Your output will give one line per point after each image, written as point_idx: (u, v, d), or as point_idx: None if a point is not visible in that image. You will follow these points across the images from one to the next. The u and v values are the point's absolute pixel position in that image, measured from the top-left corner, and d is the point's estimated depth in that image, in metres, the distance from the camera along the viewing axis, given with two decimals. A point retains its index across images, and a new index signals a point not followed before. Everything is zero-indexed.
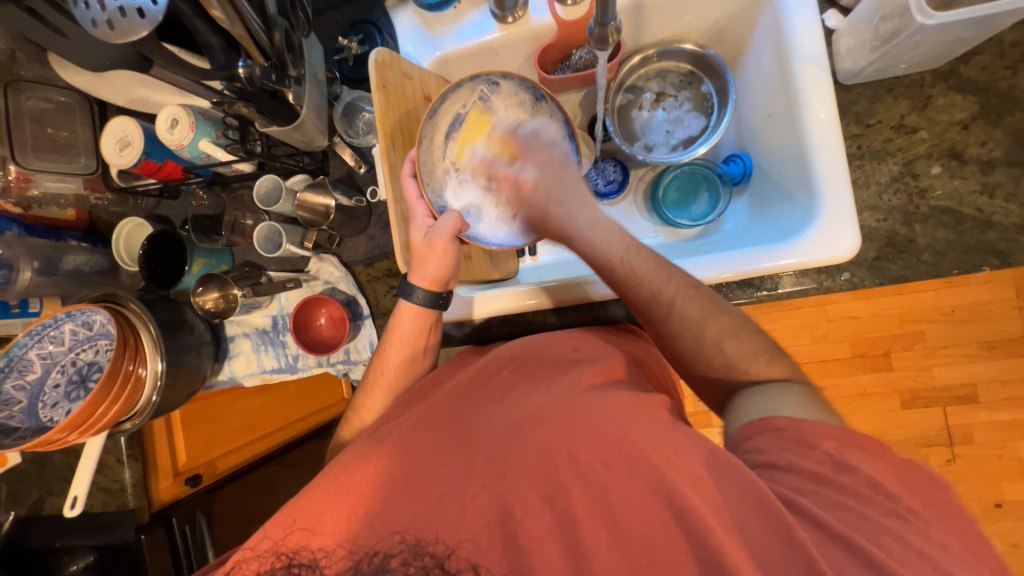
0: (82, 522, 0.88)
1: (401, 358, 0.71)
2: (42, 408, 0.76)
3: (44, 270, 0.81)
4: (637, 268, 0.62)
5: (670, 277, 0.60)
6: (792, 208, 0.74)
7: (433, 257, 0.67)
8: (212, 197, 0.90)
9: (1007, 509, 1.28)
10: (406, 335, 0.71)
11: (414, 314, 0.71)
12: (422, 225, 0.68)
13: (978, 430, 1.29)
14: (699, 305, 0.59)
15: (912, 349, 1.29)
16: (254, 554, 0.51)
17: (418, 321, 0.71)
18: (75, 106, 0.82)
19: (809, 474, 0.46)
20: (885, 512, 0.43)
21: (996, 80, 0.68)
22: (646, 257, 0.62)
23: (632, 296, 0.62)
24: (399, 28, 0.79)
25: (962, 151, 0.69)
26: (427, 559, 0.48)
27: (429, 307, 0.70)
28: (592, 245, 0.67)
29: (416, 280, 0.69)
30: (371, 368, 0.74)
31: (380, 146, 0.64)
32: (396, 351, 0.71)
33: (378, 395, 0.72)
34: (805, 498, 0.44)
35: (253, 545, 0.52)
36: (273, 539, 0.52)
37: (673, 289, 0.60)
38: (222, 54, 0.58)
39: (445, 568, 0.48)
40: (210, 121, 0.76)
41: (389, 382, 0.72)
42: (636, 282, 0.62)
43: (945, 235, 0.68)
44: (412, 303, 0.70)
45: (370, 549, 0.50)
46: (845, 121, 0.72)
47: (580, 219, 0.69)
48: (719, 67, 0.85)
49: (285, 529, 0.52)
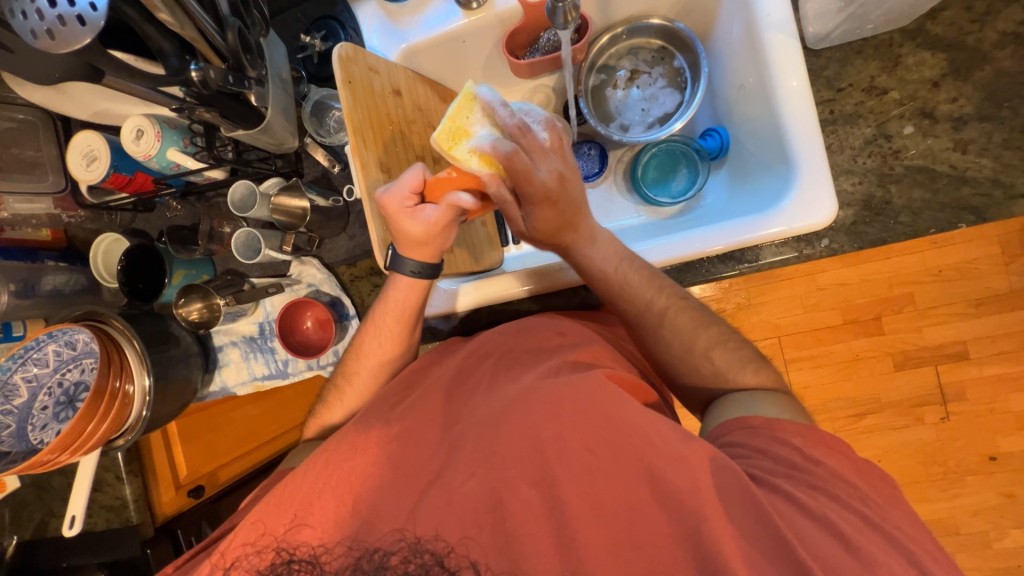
0: (88, 541, 0.89)
1: (393, 330, 0.70)
2: (31, 431, 0.76)
3: (22, 293, 0.79)
4: (630, 279, 0.64)
5: (661, 289, 0.64)
6: (769, 177, 0.74)
7: (439, 237, 0.63)
8: (186, 207, 0.88)
9: (1002, 461, 1.31)
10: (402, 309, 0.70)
11: (405, 288, 0.68)
12: (414, 215, 0.60)
13: (970, 386, 1.31)
14: (688, 317, 0.64)
15: (901, 312, 1.30)
16: (254, 549, 0.52)
17: (419, 295, 0.69)
18: (38, 124, 0.80)
19: (785, 461, 0.51)
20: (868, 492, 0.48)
21: (964, 35, 0.68)
22: (637, 267, 0.65)
23: (624, 305, 0.65)
24: (364, 23, 0.79)
25: (934, 109, 0.69)
26: (427, 557, 0.49)
27: (423, 277, 0.67)
28: (586, 259, 0.66)
29: (404, 251, 0.65)
30: (365, 337, 0.72)
31: (352, 145, 0.61)
32: (386, 329, 0.70)
33: (371, 365, 0.72)
34: (816, 485, 0.49)
35: (252, 541, 0.52)
36: (273, 534, 0.52)
37: (636, 282, 0.64)
38: (176, 57, 0.57)
39: (445, 565, 0.49)
40: (177, 129, 0.75)
41: (379, 355, 0.72)
42: (628, 293, 0.64)
43: (921, 195, 0.68)
44: (403, 275, 0.67)
45: (370, 546, 0.50)
46: (816, 86, 0.72)
47: (581, 237, 0.65)
48: (690, 41, 0.84)
49: (283, 525, 0.52)
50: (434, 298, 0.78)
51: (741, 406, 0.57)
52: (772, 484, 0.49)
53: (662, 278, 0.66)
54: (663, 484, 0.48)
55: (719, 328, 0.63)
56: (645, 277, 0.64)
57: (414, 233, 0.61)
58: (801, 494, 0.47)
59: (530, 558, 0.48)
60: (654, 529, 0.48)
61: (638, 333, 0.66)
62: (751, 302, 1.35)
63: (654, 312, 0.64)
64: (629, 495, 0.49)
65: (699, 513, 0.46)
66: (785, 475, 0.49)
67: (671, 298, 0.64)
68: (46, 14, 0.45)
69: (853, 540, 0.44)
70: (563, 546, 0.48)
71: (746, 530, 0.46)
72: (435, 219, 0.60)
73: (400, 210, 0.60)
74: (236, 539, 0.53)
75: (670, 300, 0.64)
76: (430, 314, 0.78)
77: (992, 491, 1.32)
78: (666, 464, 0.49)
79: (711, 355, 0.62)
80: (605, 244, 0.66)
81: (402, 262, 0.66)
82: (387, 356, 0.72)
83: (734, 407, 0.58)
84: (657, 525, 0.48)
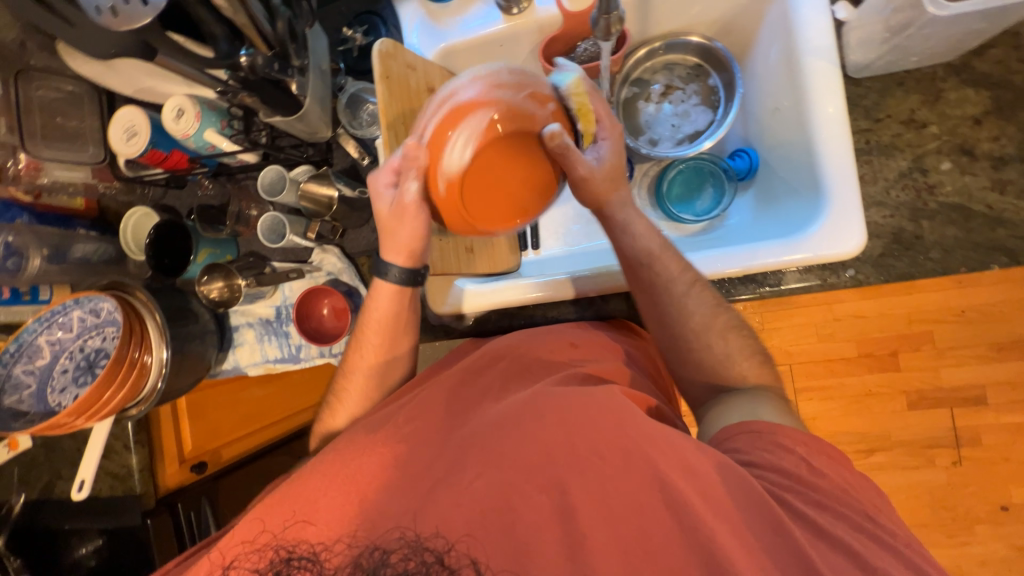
0: (92, 506, 0.90)
1: (378, 340, 0.71)
2: (50, 393, 0.78)
3: (53, 258, 0.82)
4: (655, 251, 0.65)
5: (683, 266, 0.65)
6: (798, 202, 0.73)
7: (408, 226, 0.63)
8: (217, 187, 0.90)
9: (1013, 512, 1.27)
10: (382, 318, 0.70)
11: (391, 294, 0.69)
12: (387, 195, 0.64)
13: (986, 432, 1.27)
14: (707, 297, 0.64)
15: (920, 350, 1.27)
16: (254, 548, 0.51)
17: (393, 302, 0.69)
18: (84, 96, 0.83)
19: (806, 495, 0.49)
20: (887, 532, 0.47)
21: (1010, 74, 0.67)
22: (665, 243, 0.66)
23: (645, 275, 0.65)
24: (405, 20, 0.80)
25: (974, 147, 0.67)
26: (426, 556, 0.47)
27: (406, 284, 0.68)
28: (616, 227, 0.66)
29: (388, 258, 0.67)
30: (351, 354, 0.73)
31: (382, 139, 0.62)
32: (373, 331, 0.70)
33: (371, 372, 0.72)
34: (835, 521, 0.47)
35: (252, 539, 0.52)
36: (272, 532, 0.52)
37: (660, 258, 0.65)
38: (226, 42, 0.59)
39: (446, 565, 0.46)
40: (216, 111, 0.77)
41: (367, 366, 0.72)
42: (653, 264, 0.65)
43: (954, 233, 0.67)
44: (387, 282, 0.68)
45: (370, 545, 0.48)
46: (854, 115, 0.71)
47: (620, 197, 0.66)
48: (726, 60, 0.84)
49: (284, 523, 0.52)
50: (451, 296, 0.79)
51: (747, 409, 0.57)
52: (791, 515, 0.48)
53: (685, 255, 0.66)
54: (679, 505, 0.47)
55: (732, 315, 0.64)
56: (669, 249, 0.65)
57: (383, 216, 0.64)
58: (812, 522, 0.47)
59: (540, 568, 0.47)
60: (664, 548, 0.47)
61: (654, 308, 0.65)
62: (765, 327, 1.33)
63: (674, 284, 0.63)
64: (637, 508, 0.49)
65: (708, 531, 0.46)
66: (798, 501, 0.49)
67: (692, 277, 0.65)
68: None
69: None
70: (569, 557, 0.48)
71: (758, 556, 0.45)
72: (397, 203, 0.62)
73: (375, 194, 0.64)
74: (235, 537, 0.52)
75: (690, 279, 0.65)
76: (443, 310, 0.78)
77: (1001, 544, 1.28)
78: (676, 479, 0.49)
79: (726, 336, 0.63)
80: (632, 227, 0.66)
81: (388, 269, 0.68)
82: (375, 368, 0.72)
83: (739, 411, 0.57)
84: (671, 547, 0.47)
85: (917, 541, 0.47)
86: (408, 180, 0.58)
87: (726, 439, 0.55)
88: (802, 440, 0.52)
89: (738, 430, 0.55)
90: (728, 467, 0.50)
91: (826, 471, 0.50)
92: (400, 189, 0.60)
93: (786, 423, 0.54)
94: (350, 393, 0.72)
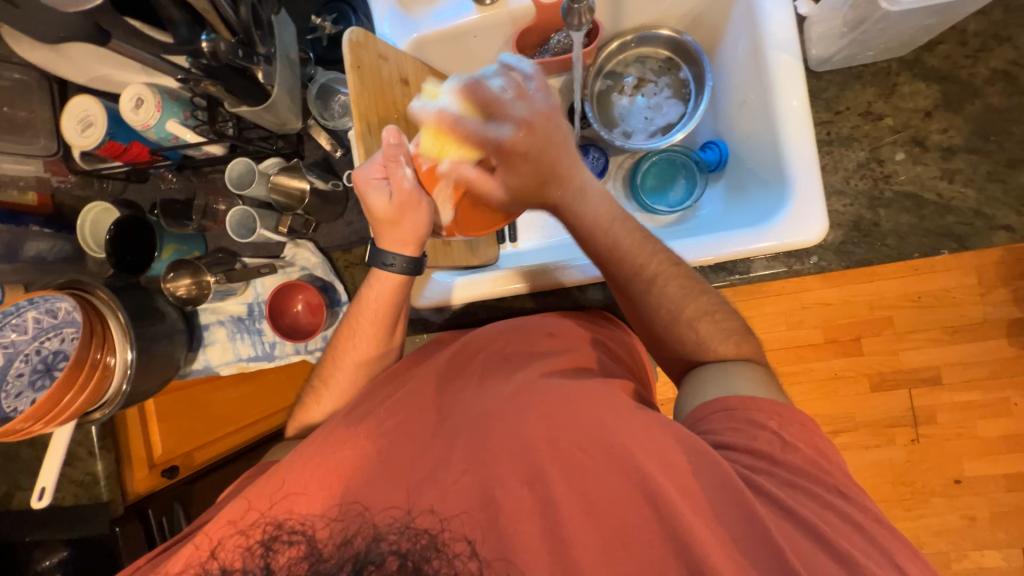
0: (57, 515, 0.86)
1: (372, 330, 0.69)
2: (4, 398, 0.73)
3: (5, 257, 0.78)
4: (622, 242, 0.64)
5: (653, 253, 0.64)
6: (764, 192, 0.76)
7: (411, 217, 0.64)
8: (181, 181, 0.86)
9: (965, 484, 1.35)
10: (378, 310, 0.69)
11: (392, 284, 0.68)
12: (380, 188, 0.62)
13: (940, 410, 1.35)
14: (679, 284, 0.63)
15: (880, 335, 1.33)
16: (235, 531, 0.52)
17: (392, 295, 0.68)
18: (33, 85, 0.78)
19: (773, 472, 0.51)
20: (848, 504, 0.50)
21: (958, 69, 0.70)
22: (631, 230, 0.64)
23: (613, 270, 0.64)
24: (376, 10, 0.78)
25: (925, 138, 0.71)
26: (422, 536, 0.49)
27: (409, 273, 0.67)
28: (579, 218, 0.64)
29: (384, 245, 0.66)
30: (341, 343, 0.72)
31: (355, 130, 0.60)
32: (368, 326, 0.69)
33: (348, 368, 0.71)
34: (799, 495, 0.50)
35: (232, 525, 0.53)
36: (258, 511, 0.53)
37: (642, 245, 0.64)
38: (186, 28, 0.57)
39: (440, 543, 0.49)
40: (178, 101, 0.73)
41: (358, 356, 0.71)
42: (619, 257, 0.64)
43: (908, 220, 0.71)
44: (392, 273, 0.67)
45: (367, 523, 0.51)
46: (815, 108, 0.74)
47: (569, 193, 0.64)
48: (696, 53, 0.86)
49: (267, 506, 0.53)
50: (428, 289, 0.78)
51: (722, 384, 0.58)
52: (759, 492, 0.50)
53: (656, 242, 0.65)
54: (653, 485, 0.49)
55: (709, 296, 0.63)
56: (637, 238, 0.64)
57: (381, 210, 0.63)
58: (778, 497, 0.49)
59: (521, 552, 0.48)
60: (639, 527, 0.49)
61: (628, 301, 0.65)
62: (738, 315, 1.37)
63: (651, 271, 0.63)
64: (614, 490, 0.50)
65: (682, 510, 0.48)
66: (765, 476, 0.51)
67: (663, 264, 0.64)
68: None
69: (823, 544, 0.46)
70: (551, 542, 0.49)
71: (728, 531, 0.47)
72: (395, 193, 0.62)
73: (367, 187, 0.62)
74: (222, 519, 0.53)
75: (673, 265, 0.64)
76: (420, 304, 0.78)
77: (955, 514, 1.36)
78: (651, 460, 0.50)
79: (696, 325, 0.62)
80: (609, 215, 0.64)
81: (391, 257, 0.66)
82: (361, 358, 0.71)
83: (715, 387, 0.58)
84: (646, 526, 0.49)
85: (875, 511, 0.50)
86: (402, 167, 0.61)
87: (699, 421, 0.57)
88: (775, 413, 0.54)
89: (713, 409, 0.56)
90: (704, 450, 0.50)
91: (792, 448, 0.52)
92: (395, 178, 0.61)
93: (762, 396, 0.56)
94: (337, 380, 0.71)
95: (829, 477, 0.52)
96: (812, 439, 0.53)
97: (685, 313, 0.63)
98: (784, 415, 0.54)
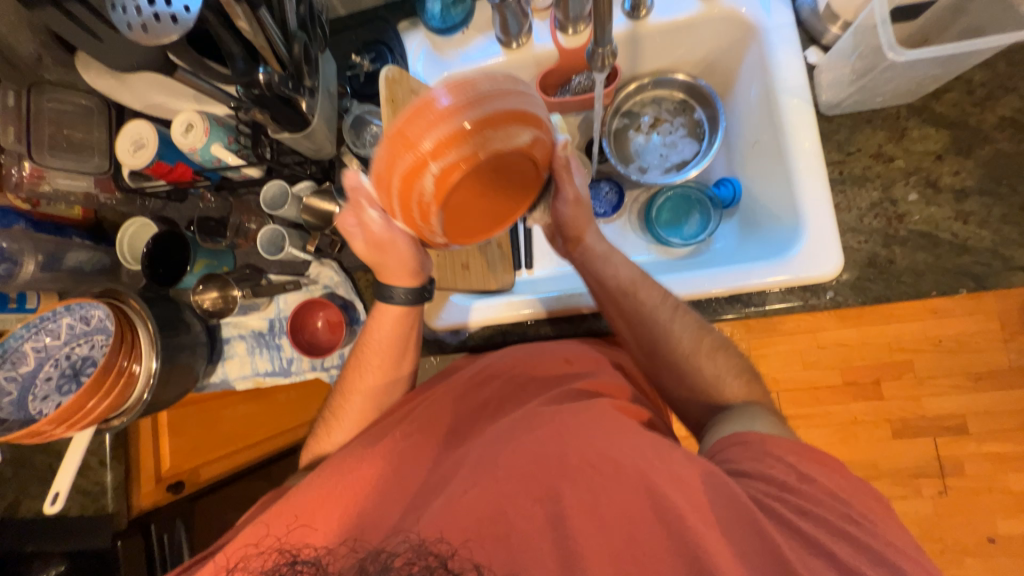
0: (60, 526, 0.84)
1: (378, 362, 0.70)
2: (32, 401, 0.76)
3: (47, 265, 0.83)
4: (636, 279, 0.70)
5: (664, 295, 0.70)
6: (779, 228, 0.78)
7: (389, 258, 0.67)
8: (219, 200, 0.91)
9: (1000, 543, 1.28)
10: (384, 339, 0.70)
11: (395, 317, 0.70)
12: (355, 234, 0.65)
13: (969, 461, 1.29)
14: (693, 322, 0.67)
15: (902, 379, 1.30)
16: (257, 551, 0.51)
17: (397, 324, 0.70)
18: (94, 110, 0.85)
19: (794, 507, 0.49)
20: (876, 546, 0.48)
21: (966, 116, 0.73)
22: (643, 273, 0.71)
23: (626, 305, 0.69)
24: (410, 49, 0.85)
25: (937, 180, 0.72)
26: (430, 559, 0.47)
27: (413, 302, 0.70)
28: (593, 257, 0.72)
29: (393, 281, 0.69)
30: (349, 375, 0.73)
31: (382, 117, 0.63)
32: (374, 353, 0.70)
33: (358, 399, 0.71)
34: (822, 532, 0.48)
35: (256, 541, 0.52)
36: (277, 536, 0.52)
37: (640, 286, 0.69)
38: (243, 62, 0.62)
39: (448, 568, 0.47)
40: (224, 127, 0.79)
41: (365, 388, 0.71)
42: (633, 294, 0.69)
43: (924, 258, 0.71)
44: (394, 305, 0.69)
45: (371, 549, 0.49)
46: (827, 148, 0.76)
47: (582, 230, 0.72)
48: (710, 96, 0.91)
49: (285, 526, 0.53)
50: (447, 311, 0.79)
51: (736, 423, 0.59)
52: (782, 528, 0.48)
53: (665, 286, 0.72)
54: (669, 514, 0.48)
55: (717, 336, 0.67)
56: (648, 281, 0.70)
57: (359, 253, 0.67)
58: (800, 528, 0.48)
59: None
60: (656, 560, 0.47)
61: (642, 341, 0.68)
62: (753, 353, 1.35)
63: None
64: (631, 516, 0.49)
65: (700, 537, 0.47)
66: (786, 508, 0.49)
67: (675, 303, 0.70)
68: (142, 10, 0.50)
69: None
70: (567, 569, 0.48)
71: (750, 564, 0.46)
72: (367, 236, 0.65)
73: (346, 232, 0.66)
74: (239, 539, 0.52)
75: (672, 306, 0.68)
76: (437, 324, 0.79)
77: None
78: (668, 486, 0.49)
79: (714, 356, 0.66)
80: (612, 258, 0.71)
81: (394, 291, 0.69)
82: (373, 388, 0.71)
83: (738, 424, 0.58)
84: (664, 560, 0.47)
85: (905, 550, 0.48)
86: (367, 210, 0.63)
87: (717, 448, 0.56)
88: (789, 447, 0.54)
89: (731, 442, 0.56)
90: (713, 474, 0.50)
91: (813, 478, 0.51)
92: (365, 222, 0.64)
93: (777, 432, 0.56)
94: (347, 412, 0.71)
95: (857, 519, 0.49)
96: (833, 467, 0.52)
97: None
98: (800, 447, 0.54)
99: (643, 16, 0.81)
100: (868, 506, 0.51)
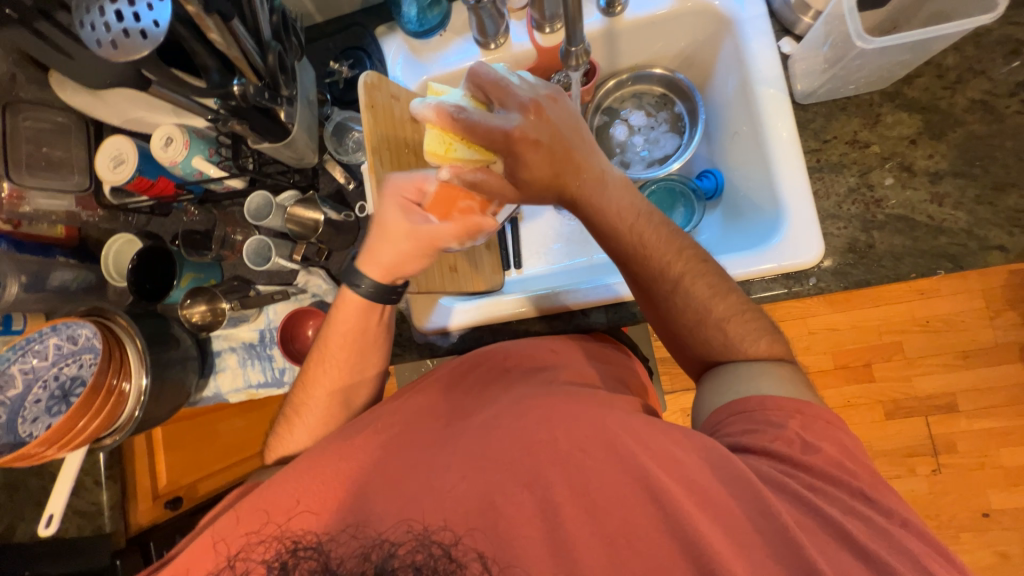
0: (57, 547, 0.83)
1: (343, 357, 0.70)
2: (21, 423, 0.76)
3: (31, 286, 0.82)
4: (647, 239, 0.64)
5: (680, 252, 0.64)
6: (760, 217, 0.79)
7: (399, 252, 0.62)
8: (202, 213, 0.88)
9: (994, 518, 1.30)
10: (349, 331, 0.69)
11: (359, 306, 0.68)
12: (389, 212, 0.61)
13: (960, 438, 1.31)
14: (709, 284, 0.64)
15: (892, 360, 1.32)
16: (258, 539, 0.52)
17: (363, 316, 0.68)
18: (72, 127, 0.84)
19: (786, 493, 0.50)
20: (867, 528, 0.48)
21: (937, 99, 0.74)
22: (657, 228, 0.65)
23: (636, 267, 0.65)
24: (388, 54, 0.84)
25: (912, 164, 0.74)
26: (434, 547, 0.48)
27: (380, 299, 0.67)
28: (599, 210, 0.63)
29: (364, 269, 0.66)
30: (314, 366, 0.71)
31: (369, 163, 0.60)
32: (336, 349, 0.69)
33: (320, 395, 0.71)
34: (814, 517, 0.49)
35: (256, 530, 0.53)
36: (276, 523, 0.53)
37: (652, 246, 0.64)
38: (219, 74, 0.62)
39: (451, 556, 0.48)
40: (204, 139, 0.79)
41: (330, 384, 0.71)
42: (643, 255, 0.64)
43: (902, 242, 0.72)
44: (360, 293, 0.67)
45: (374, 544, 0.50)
46: (804, 137, 0.78)
47: (588, 183, 0.62)
48: (689, 90, 0.92)
49: (286, 512, 0.53)
50: (436, 314, 0.79)
51: (745, 385, 0.59)
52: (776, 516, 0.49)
53: (681, 239, 0.65)
54: (662, 506, 0.48)
55: (739, 297, 0.64)
56: (664, 237, 0.64)
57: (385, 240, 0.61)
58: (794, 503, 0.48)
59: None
60: (651, 553, 0.48)
61: (651, 306, 0.67)
62: None
63: (669, 278, 0.64)
64: (626, 510, 0.49)
65: (692, 526, 0.47)
66: (787, 488, 0.50)
67: (687, 265, 0.64)
68: (112, 27, 0.51)
69: (840, 549, 0.46)
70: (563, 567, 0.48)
71: (740, 548, 0.47)
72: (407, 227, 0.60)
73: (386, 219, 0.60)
74: (235, 543, 0.53)
75: (684, 263, 0.64)
76: (425, 326, 0.78)
77: (986, 551, 1.30)
78: (659, 478, 0.50)
79: (724, 327, 0.63)
80: (620, 213, 0.64)
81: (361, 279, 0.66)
82: (340, 385, 0.71)
83: (729, 391, 0.60)
84: (658, 550, 0.48)
85: (902, 519, 0.49)
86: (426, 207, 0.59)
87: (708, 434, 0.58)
88: (795, 411, 0.55)
89: (734, 414, 0.57)
90: (714, 455, 0.51)
91: (812, 450, 0.52)
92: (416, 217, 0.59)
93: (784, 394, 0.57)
94: (310, 409, 0.71)
95: (845, 500, 0.50)
96: (832, 440, 0.53)
97: (699, 326, 0.64)
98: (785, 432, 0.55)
99: (619, 13, 0.81)
100: (863, 477, 0.52)
